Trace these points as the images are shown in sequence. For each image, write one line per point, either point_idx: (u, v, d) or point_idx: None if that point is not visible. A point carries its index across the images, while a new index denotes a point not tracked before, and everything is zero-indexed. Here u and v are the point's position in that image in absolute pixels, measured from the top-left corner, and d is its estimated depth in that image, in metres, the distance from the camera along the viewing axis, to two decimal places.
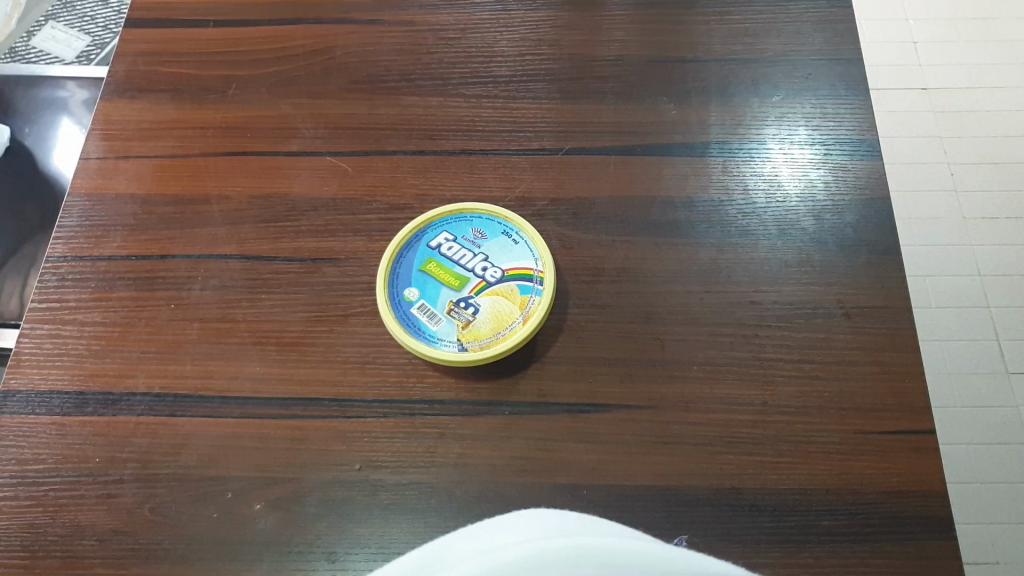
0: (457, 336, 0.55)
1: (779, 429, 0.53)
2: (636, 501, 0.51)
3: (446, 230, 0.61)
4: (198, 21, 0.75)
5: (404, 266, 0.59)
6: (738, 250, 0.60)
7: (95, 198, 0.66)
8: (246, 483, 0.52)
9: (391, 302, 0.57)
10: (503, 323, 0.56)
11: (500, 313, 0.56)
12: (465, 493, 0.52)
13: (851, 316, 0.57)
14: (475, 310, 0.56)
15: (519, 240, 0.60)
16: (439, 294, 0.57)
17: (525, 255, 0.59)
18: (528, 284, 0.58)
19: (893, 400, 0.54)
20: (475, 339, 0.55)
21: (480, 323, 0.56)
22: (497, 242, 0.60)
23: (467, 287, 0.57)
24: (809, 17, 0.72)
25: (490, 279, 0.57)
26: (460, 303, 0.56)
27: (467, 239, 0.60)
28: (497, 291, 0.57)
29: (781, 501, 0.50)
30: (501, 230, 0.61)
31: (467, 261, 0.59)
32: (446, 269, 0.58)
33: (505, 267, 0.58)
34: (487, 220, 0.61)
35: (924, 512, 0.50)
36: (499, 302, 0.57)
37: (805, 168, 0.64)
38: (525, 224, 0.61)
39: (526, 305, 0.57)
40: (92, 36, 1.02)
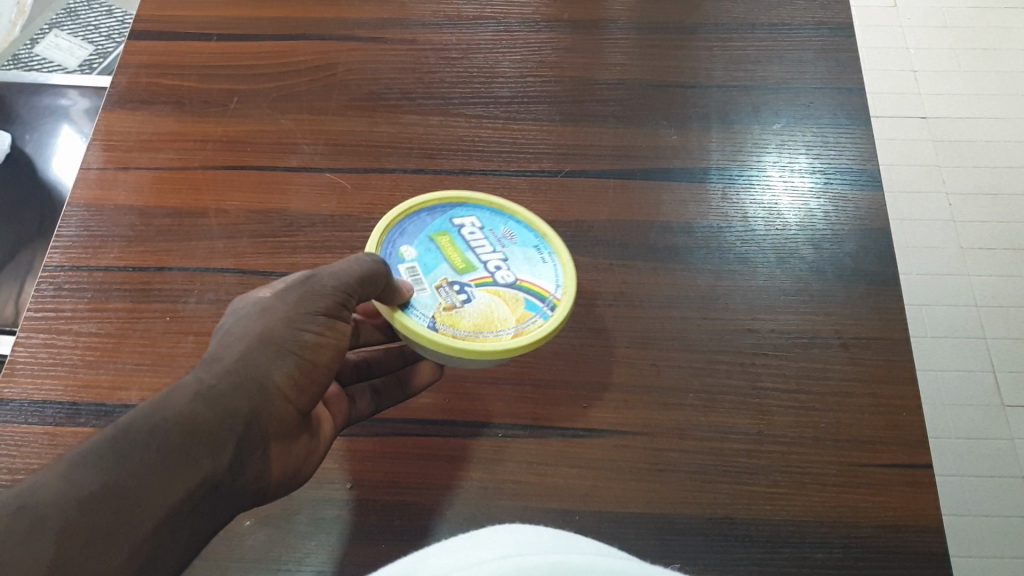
0: (434, 313, 0.50)
1: (773, 458, 0.53)
2: (630, 528, 0.51)
3: (477, 217, 0.57)
4: (201, 34, 0.75)
5: (407, 227, 0.55)
6: (736, 277, 0.60)
7: (93, 208, 0.65)
8: (234, 310, 0.43)
9: (385, 243, 0.54)
10: (492, 325, 0.50)
11: (495, 315, 0.51)
12: (456, 516, 0.51)
13: (848, 347, 0.57)
14: (465, 300, 0.51)
15: (546, 257, 0.55)
16: (432, 266, 0.53)
17: (548, 276, 0.54)
18: (538, 304, 0.52)
19: (889, 433, 0.54)
20: (451, 325, 0.50)
21: (465, 312, 0.50)
22: (524, 252, 0.55)
23: (469, 275, 0.53)
24: (812, 45, 0.72)
25: (499, 280, 0.53)
26: (453, 286, 0.52)
27: (494, 235, 0.56)
28: (500, 293, 0.52)
29: (775, 532, 0.50)
30: (534, 237, 0.56)
31: (482, 252, 0.54)
32: (454, 249, 0.54)
33: (519, 276, 0.53)
34: (524, 228, 0.57)
35: (918, 547, 0.49)
36: (496, 304, 0.51)
37: (806, 196, 0.64)
38: (561, 245, 0.56)
39: (524, 320, 0.51)
40: (96, 45, 1.02)
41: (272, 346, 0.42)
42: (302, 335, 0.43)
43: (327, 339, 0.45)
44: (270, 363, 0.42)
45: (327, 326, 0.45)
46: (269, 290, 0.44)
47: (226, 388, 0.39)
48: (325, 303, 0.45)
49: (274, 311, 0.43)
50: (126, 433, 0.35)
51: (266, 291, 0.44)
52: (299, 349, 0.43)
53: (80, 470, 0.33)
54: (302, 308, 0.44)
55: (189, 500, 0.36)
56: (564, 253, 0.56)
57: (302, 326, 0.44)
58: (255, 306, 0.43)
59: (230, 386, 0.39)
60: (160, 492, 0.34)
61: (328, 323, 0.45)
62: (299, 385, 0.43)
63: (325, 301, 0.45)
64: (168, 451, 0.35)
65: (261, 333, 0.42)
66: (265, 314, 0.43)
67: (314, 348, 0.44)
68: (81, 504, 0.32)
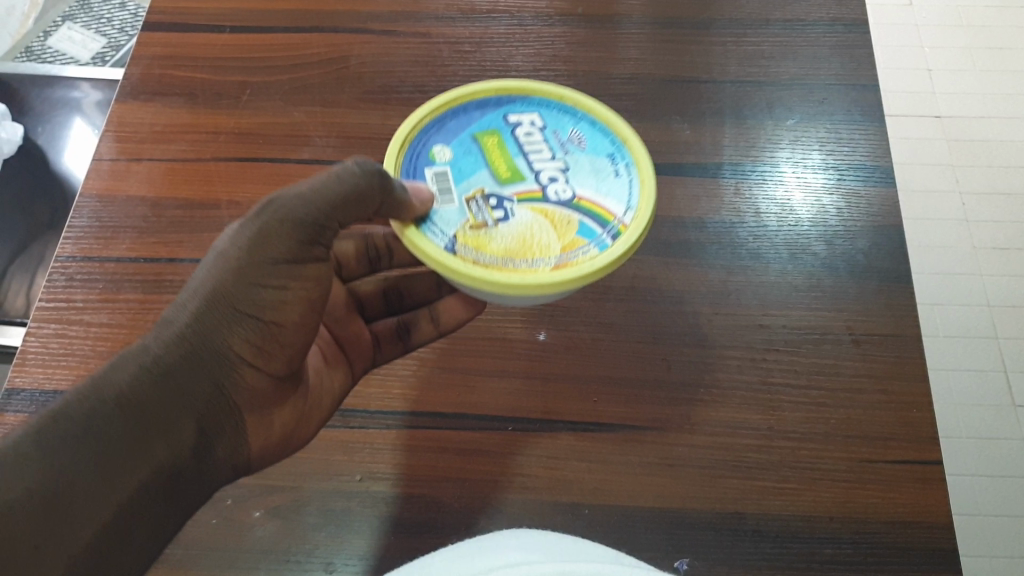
0: (458, 233, 0.48)
1: (783, 454, 0.53)
2: (639, 523, 0.51)
3: (541, 115, 0.54)
4: (214, 26, 0.75)
5: (454, 123, 0.53)
6: (748, 272, 0.60)
7: (106, 199, 0.66)
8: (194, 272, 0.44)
9: (421, 135, 0.53)
10: (532, 253, 0.47)
11: (536, 241, 0.48)
12: (465, 508, 0.52)
13: (860, 343, 0.57)
14: (502, 220, 0.48)
15: (622, 174, 0.51)
16: (471, 168, 0.51)
17: (616, 194, 0.50)
18: (597, 231, 0.48)
19: (900, 429, 0.53)
20: (474, 248, 0.47)
21: (497, 236, 0.48)
22: (593, 163, 0.52)
23: (515, 185, 0.50)
24: (826, 41, 0.72)
25: (550, 197, 0.49)
26: (489, 201, 0.49)
27: (558, 138, 0.53)
28: (549, 213, 0.49)
29: (783, 527, 0.50)
30: (613, 147, 0.53)
31: (539, 159, 0.51)
32: (502, 151, 0.52)
33: (580, 193, 0.50)
34: (596, 131, 0.54)
35: (928, 544, 0.49)
36: (540, 228, 0.48)
37: (818, 193, 0.64)
38: (643, 159, 0.52)
39: (572, 249, 0.47)
40: (108, 38, 1.02)
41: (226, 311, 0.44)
42: (260, 293, 0.44)
43: (293, 293, 0.45)
44: (223, 334, 0.44)
45: (291, 276, 0.45)
46: (230, 240, 0.45)
47: (171, 366, 0.41)
48: (284, 246, 0.44)
49: (228, 261, 0.44)
50: (65, 424, 0.37)
51: (227, 241, 0.45)
52: (255, 310, 0.44)
53: (25, 464, 0.35)
54: (258, 256, 0.44)
55: (141, 487, 0.38)
56: (646, 167, 0.51)
57: (259, 281, 0.44)
58: (214, 262, 0.44)
59: (177, 366, 0.42)
60: (109, 481, 0.37)
61: (294, 268, 0.45)
62: (257, 352, 0.45)
63: (287, 243, 0.44)
64: (115, 437, 0.38)
65: (214, 292, 0.43)
66: (219, 269, 0.44)
67: (272, 306, 0.45)
68: (21, 499, 0.34)
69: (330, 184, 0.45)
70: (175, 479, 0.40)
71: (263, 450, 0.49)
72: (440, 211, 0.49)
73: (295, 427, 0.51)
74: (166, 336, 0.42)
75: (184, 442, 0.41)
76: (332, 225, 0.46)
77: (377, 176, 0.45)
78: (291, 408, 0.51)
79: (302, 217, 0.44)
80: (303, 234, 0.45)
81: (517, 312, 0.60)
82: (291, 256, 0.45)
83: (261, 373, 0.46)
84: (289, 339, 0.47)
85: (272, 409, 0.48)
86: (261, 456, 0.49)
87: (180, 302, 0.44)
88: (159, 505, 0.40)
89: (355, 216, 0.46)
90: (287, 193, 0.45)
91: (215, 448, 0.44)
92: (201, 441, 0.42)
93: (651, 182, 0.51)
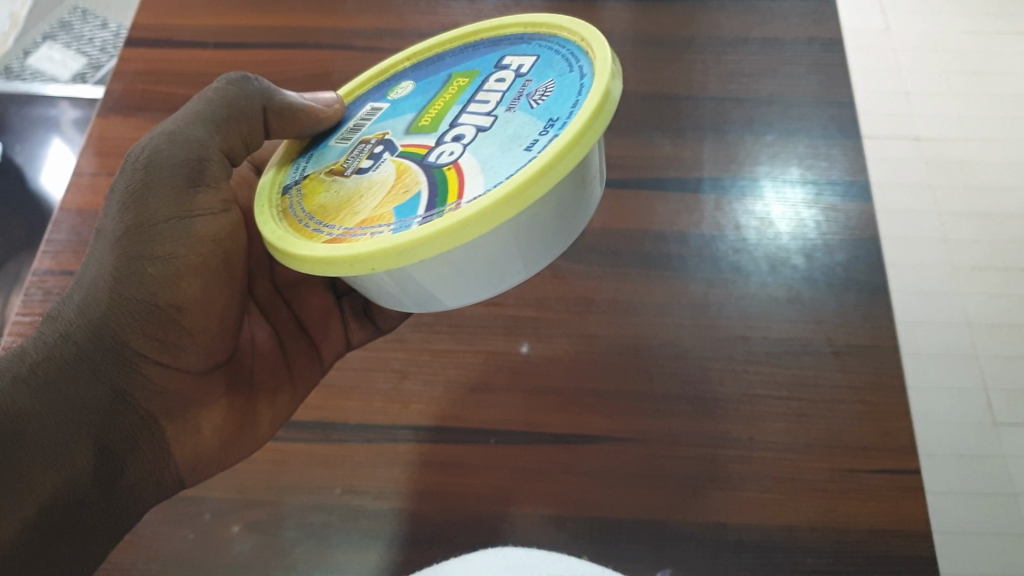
0: (307, 184, 0.47)
1: (764, 465, 0.53)
2: (620, 535, 0.51)
3: (537, 62, 0.47)
4: (198, 42, 0.75)
5: (452, 61, 0.52)
6: (730, 285, 0.61)
7: (85, 213, 0.66)
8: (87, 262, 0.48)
9: (417, 64, 0.54)
10: (339, 216, 0.44)
11: (356, 206, 0.44)
12: (445, 521, 0.51)
13: (840, 355, 0.57)
14: (363, 173, 0.46)
15: (534, 149, 0.41)
16: (407, 110, 0.50)
17: (505, 166, 0.40)
18: (415, 213, 0.41)
19: (880, 439, 0.53)
20: (302, 199, 0.46)
21: (339, 190, 0.46)
22: (525, 124, 0.43)
23: (417, 136, 0.46)
24: (802, 60, 0.73)
25: (426, 162, 0.44)
26: (373, 153, 0.47)
27: (521, 89, 0.46)
28: (402, 181, 0.44)
29: (764, 538, 0.50)
30: (570, 111, 0.41)
31: (478, 110, 0.46)
32: (451, 97, 0.49)
33: (460, 162, 0.42)
34: (573, 85, 0.43)
35: (908, 552, 0.49)
36: (379, 191, 0.44)
37: (797, 207, 0.65)
38: (572, 131, 0.40)
39: (375, 224, 0.42)
40: (89, 58, 1.00)
41: (113, 298, 0.46)
42: (146, 265, 0.46)
43: (185, 261, 0.47)
44: (113, 325, 0.46)
45: (178, 242, 0.46)
46: (109, 217, 0.47)
47: (54, 366, 0.44)
48: (161, 198, 0.46)
49: (110, 243, 0.46)
50: None
51: (108, 220, 0.47)
52: (143, 287, 0.46)
53: None
54: (135, 225, 0.46)
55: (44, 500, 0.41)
56: (552, 150, 0.39)
57: (140, 253, 0.46)
58: (100, 247, 0.47)
59: (64, 378, 0.44)
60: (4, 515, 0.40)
61: (181, 227, 0.47)
62: (156, 343, 0.47)
63: (165, 197, 0.46)
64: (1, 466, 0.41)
65: (100, 278, 0.46)
66: (106, 253, 0.46)
67: (162, 281, 0.46)
68: None
69: (195, 118, 0.49)
70: (75, 502, 0.43)
71: (195, 456, 0.51)
72: (331, 154, 0.49)
73: (233, 435, 0.52)
74: (50, 343, 0.45)
75: (79, 462, 0.43)
76: (212, 161, 0.49)
77: (241, 88, 0.51)
78: (222, 403, 0.52)
79: (174, 158, 0.47)
80: (181, 181, 0.47)
81: (499, 324, 0.60)
82: (176, 213, 0.47)
83: (171, 368, 0.48)
84: (195, 320, 0.48)
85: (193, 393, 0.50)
86: (189, 461, 0.50)
87: (75, 295, 0.47)
88: (57, 537, 0.42)
89: (236, 137, 0.51)
90: (152, 135, 0.49)
91: (127, 461, 0.46)
92: (101, 457, 0.44)
93: (539, 176, 0.39)
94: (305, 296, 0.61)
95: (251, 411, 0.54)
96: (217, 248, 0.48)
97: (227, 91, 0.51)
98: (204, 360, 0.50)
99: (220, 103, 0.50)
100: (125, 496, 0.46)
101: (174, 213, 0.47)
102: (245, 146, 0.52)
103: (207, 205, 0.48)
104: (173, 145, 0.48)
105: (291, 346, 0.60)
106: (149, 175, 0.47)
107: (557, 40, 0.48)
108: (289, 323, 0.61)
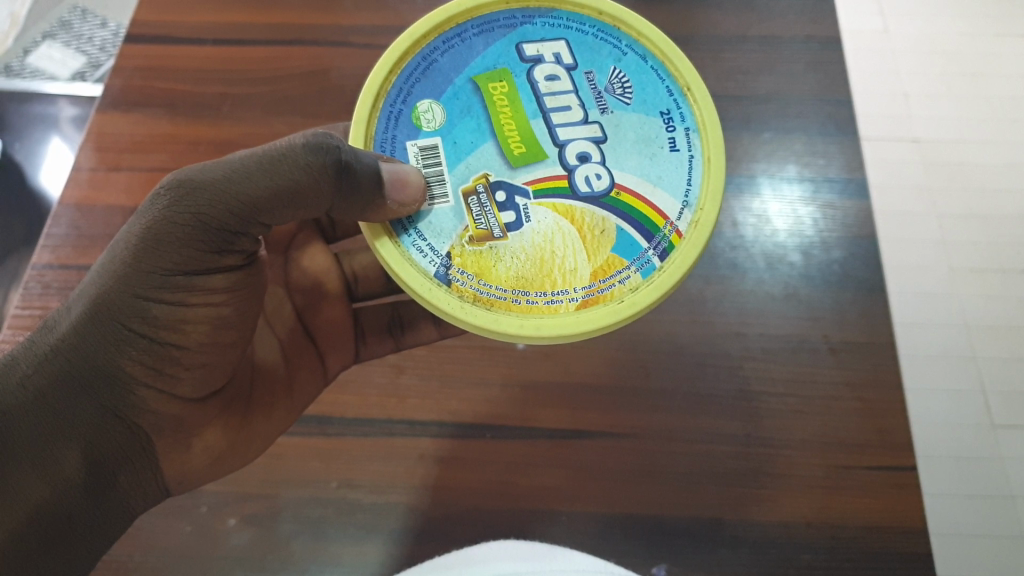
0: (456, 259, 0.41)
1: (760, 462, 0.53)
2: (615, 529, 0.51)
3: (566, 43, 0.45)
4: (193, 37, 0.74)
5: (450, 60, 0.45)
6: (727, 282, 0.60)
7: (85, 209, 0.67)
8: (91, 270, 0.43)
9: (401, 75, 0.45)
10: (554, 281, 0.41)
11: (559, 265, 0.41)
12: (443, 515, 0.52)
13: (836, 352, 0.57)
14: (516, 231, 0.42)
15: (681, 149, 0.43)
16: (474, 136, 0.43)
17: (678, 175, 0.43)
18: (640, 245, 0.42)
19: (876, 436, 0.54)
20: (484, 279, 0.41)
21: (507, 257, 0.41)
22: (642, 134, 0.44)
23: (534, 169, 0.42)
24: (800, 58, 0.72)
25: (580, 194, 0.42)
26: (494, 201, 0.42)
27: (591, 91, 0.44)
28: (579, 222, 0.42)
29: (762, 533, 0.51)
30: (673, 101, 0.45)
31: (567, 120, 0.43)
32: (514, 109, 0.44)
33: (622, 184, 0.42)
34: (645, 69, 0.45)
35: (900, 548, 0.51)
36: (565, 244, 0.42)
37: (795, 204, 0.65)
38: (710, 125, 0.44)
39: (611, 271, 0.41)
40: (88, 56, 0.94)
41: (112, 328, 0.41)
42: (151, 305, 0.41)
43: (196, 310, 0.42)
44: (109, 354, 0.41)
45: (191, 290, 0.42)
46: (121, 238, 0.42)
47: (47, 387, 0.41)
48: (180, 257, 0.40)
49: (114, 270, 0.41)
50: None
51: (120, 239, 0.42)
52: (146, 327, 0.41)
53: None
54: (145, 270, 0.40)
55: (26, 521, 0.40)
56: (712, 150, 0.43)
57: (147, 292, 0.41)
58: (104, 262, 0.42)
59: (54, 398, 0.41)
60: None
61: (198, 279, 0.42)
62: (153, 373, 0.43)
63: (187, 254, 0.41)
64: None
65: (100, 303, 0.41)
66: (107, 278, 0.41)
67: (167, 323, 0.42)
68: None
69: (248, 185, 0.40)
70: (61, 515, 0.41)
71: (183, 473, 0.48)
72: (441, 215, 0.42)
73: (227, 450, 0.49)
74: (40, 358, 0.41)
75: (68, 475, 0.41)
76: (247, 233, 0.42)
77: (319, 168, 0.41)
78: (214, 430, 0.48)
79: (207, 222, 0.40)
80: (208, 244, 0.41)
81: None
82: (192, 266, 0.41)
83: (167, 394, 0.44)
84: (197, 358, 0.44)
85: (195, 419, 0.46)
86: (176, 476, 0.47)
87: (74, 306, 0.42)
88: (40, 550, 0.41)
89: (284, 213, 0.42)
90: (198, 173, 0.41)
91: (116, 476, 0.44)
92: (92, 471, 0.42)
93: (720, 173, 0.43)
94: (317, 305, 0.55)
95: (245, 430, 0.50)
96: (233, 293, 0.44)
97: (297, 166, 0.41)
98: (204, 390, 0.46)
99: (284, 176, 0.41)
100: (116, 503, 0.44)
101: (190, 265, 0.41)
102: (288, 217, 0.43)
103: (227, 262, 0.43)
104: (207, 210, 0.40)
105: (296, 357, 0.54)
106: (176, 228, 0.40)
107: (563, 16, 0.46)
108: (296, 331, 0.55)
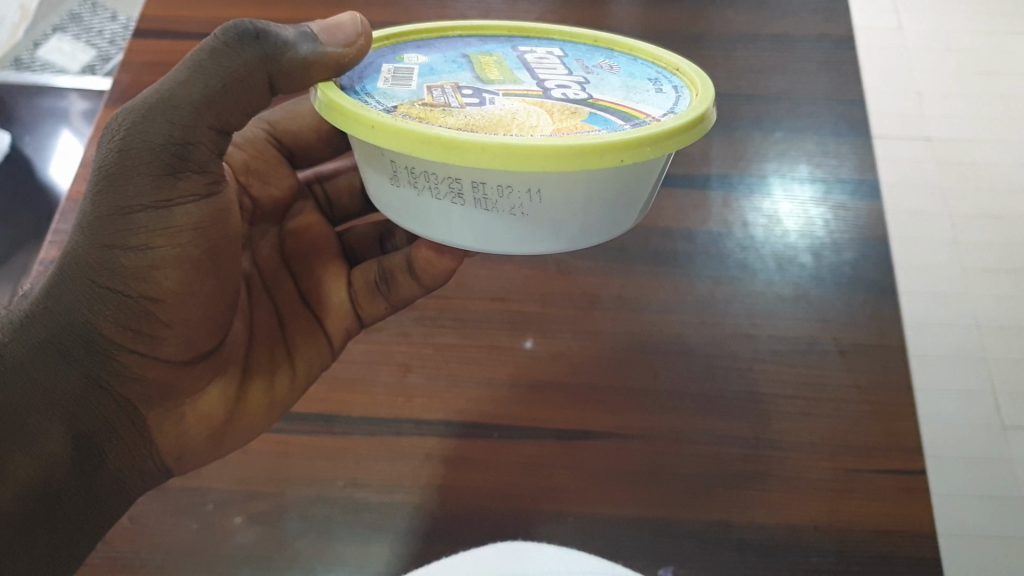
0: (406, 111, 0.38)
1: (771, 464, 0.52)
2: (623, 532, 0.50)
3: (558, 51, 0.48)
4: (205, 35, 0.75)
5: (445, 44, 0.47)
6: (735, 283, 0.61)
7: None
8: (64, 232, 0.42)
9: (397, 39, 0.47)
10: (509, 130, 0.37)
11: (518, 123, 0.38)
12: (448, 514, 0.51)
13: (845, 353, 0.57)
14: (476, 107, 0.39)
15: (666, 92, 0.43)
16: (455, 71, 0.44)
17: (658, 103, 0.41)
18: (615, 123, 0.38)
19: (886, 439, 0.53)
20: (431, 119, 0.37)
21: (462, 115, 0.38)
22: (626, 83, 0.44)
23: (507, 85, 0.42)
24: (813, 57, 0.75)
25: (550, 95, 0.41)
26: (461, 94, 0.41)
27: (576, 66, 0.46)
28: (547, 107, 0.39)
29: (769, 536, 0.50)
30: (659, 75, 0.45)
31: (551, 73, 0.44)
32: (498, 66, 0.45)
33: (599, 98, 0.41)
34: (633, 62, 0.47)
35: (913, 555, 0.49)
36: (529, 115, 0.38)
37: (805, 205, 0.66)
38: (697, 79, 0.44)
39: (577, 130, 0.37)
40: (98, 50, 0.94)
41: (83, 285, 0.40)
42: (118, 255, 0.40)
43: (162, 252, 0.40)
44: (84, 313, 0.41)
45: (156, 231, 0.40)
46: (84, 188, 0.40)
47: (24, 355, 0.40)
48: (137, 190, 0.39)
49: (81, 223, 0.40)
50: None
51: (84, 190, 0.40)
52: (114, 279, 0.40)
53: None
54: (105, 213, 0.39)
55: (16, 498, 0.39)
56: (699, 91, 0.42)
57: (112, 241, 0.39)
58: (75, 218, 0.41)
59: (31, 366, 0.40)
60: None
61: (159, 216, 0.40)
62: (130, 333, 0.42)
63: (141, 182, 0.39)
64: None
65: (73, 259, 0.40)
66: (77, 231, 0.40)
67: (135, 271, 0.40)
68: None
69: (180, 91, 0.39)
70: (51, 491, 0.40)
71: (176, 446, 0.48)
72: (401, 93, 0.41)
73: (220, 420, 0.49)
74: (18, 326, 0.41)
75: (54, 450, 0.40)
76: (197, 143, 0.40)
77: (239, 51, 0.39)
78: (213, 392, 0.49)
79: (153, 144, 0.39)
80: (159, 167, 0.39)
81: (503, 319, 0.60)
82: (152, 202, 0.39)
83: (151, 358, 0.43)
84: (175, 313, 0.42)
85: (179, 382, 0.46)
86: (172, 450, 0.48)
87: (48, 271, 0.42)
88: (33, 529, 0.40)
89: (232, 109, 0.40)
90: (139, 102, 0.39)
91: (105, 450, 0.43)
92: (77, 445, 0.41)
93: (705, 96, 0.41)
94: (313, 267, 0.56)
95: (242, 397, 0.51)
96: (201, 232, 0.41)
97: (219, 53, 0.39)
98: (188, 351, 0.45)
99: (215, 74, 0.39)
100: (110, 480, 0.44)
101: (149, 202, 0.39)
102: (247, 115, 0.41)
103: (190, 191, 0.40)
104: (151, 131, 0.39)
105: (294, 323, 0.55)
106: (125, 157, 0.39)
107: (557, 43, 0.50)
108: (292, 296, 0.55)
